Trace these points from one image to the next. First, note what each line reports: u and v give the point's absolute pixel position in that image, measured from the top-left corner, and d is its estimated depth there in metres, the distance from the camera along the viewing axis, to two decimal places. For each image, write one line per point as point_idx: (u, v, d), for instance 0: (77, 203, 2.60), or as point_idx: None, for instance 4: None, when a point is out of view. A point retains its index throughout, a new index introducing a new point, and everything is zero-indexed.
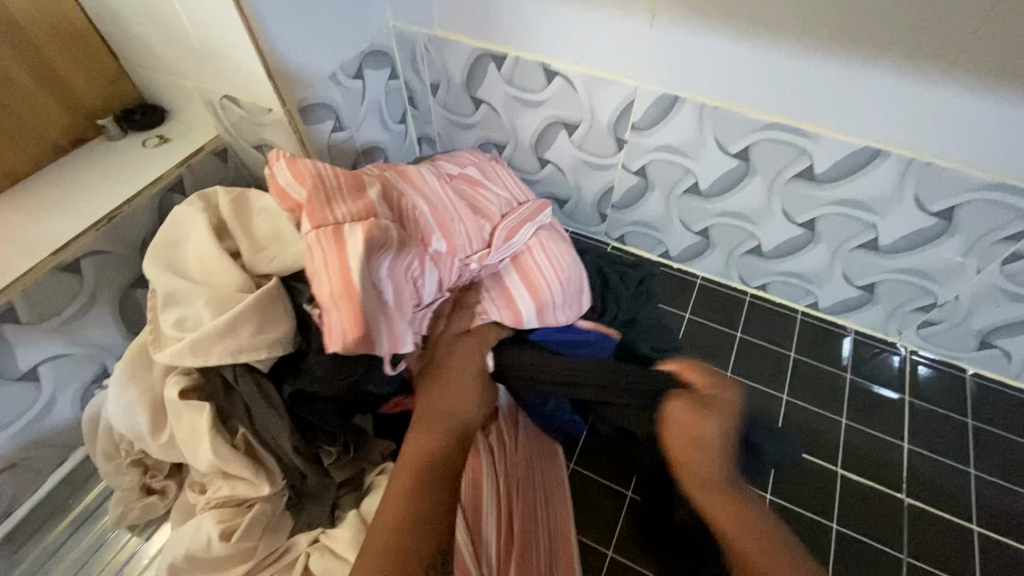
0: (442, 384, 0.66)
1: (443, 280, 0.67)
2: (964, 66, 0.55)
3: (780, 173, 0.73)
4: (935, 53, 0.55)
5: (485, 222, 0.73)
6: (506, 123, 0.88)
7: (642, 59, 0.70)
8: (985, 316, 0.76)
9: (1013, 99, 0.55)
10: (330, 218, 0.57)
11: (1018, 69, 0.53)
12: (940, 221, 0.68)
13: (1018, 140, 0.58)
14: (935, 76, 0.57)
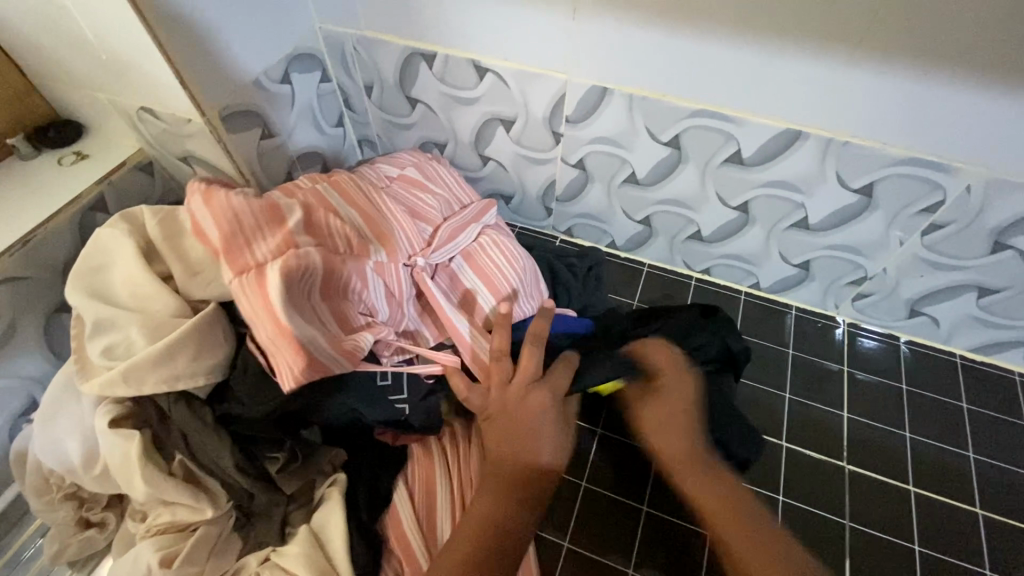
0: (510, 422, 0.63)
1: (392, 289, 0.66)
2: (866, 46, 0.57)
3: (711, 159, 0.74)
4: (839, 36, 0.57)
5: (426, 226, 0.74)
6: (444, 123, 0.88)
7: (569, 53, 0.70)
8: (912, 286, 0.79)
9: (914, 76, 0.58)
10: (251, 260, 0.57)
11: (914, 48, 0.56)
12: (862, 197, 0.70)
13: (922, 115, 0.61)
14: (841, 59, 0.59)
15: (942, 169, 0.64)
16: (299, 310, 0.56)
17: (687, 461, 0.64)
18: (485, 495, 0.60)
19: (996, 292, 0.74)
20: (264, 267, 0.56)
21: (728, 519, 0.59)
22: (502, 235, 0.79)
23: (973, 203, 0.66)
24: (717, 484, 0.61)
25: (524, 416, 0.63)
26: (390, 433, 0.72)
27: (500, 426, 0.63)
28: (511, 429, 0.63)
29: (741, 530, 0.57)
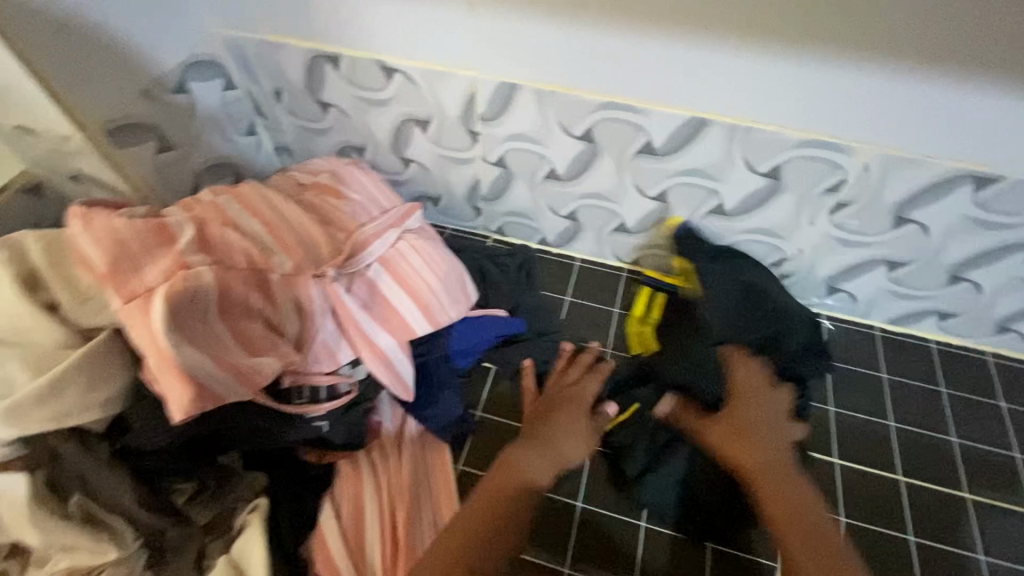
0: (546, 418, 0.70)
1: (301, 304, 0.63)
2: (753, 31, 0.59)
3: (625, 151, 0.75)
4: (723, 22, 0.59)
5: (338, 234, 0.70)
6: (359, 126, 0.85)
7: (473, 48, 0.69)
8: (828, 265, 0.80)
9: (798, 59, 0.60)
10: (138, 285, 0.53)
11: (792, 32, 0.58)
12: (770, 180, 0.71)
13: (811, 97, 0.63)
14: (731, 44, 0.61)
15: (839, 149, 0.66)
16: (190, 334, 0.54)
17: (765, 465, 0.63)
18: (522, 463, 0.64)
19: (904, 265, 0.76)
20: (151, 292, 0.53)
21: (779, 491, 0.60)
22: (423, 238, 0.76)
23: (873, 180, 0.67)
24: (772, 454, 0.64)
25: (557, 413, 0.70)
26: (316, 451, 0.69)
27: (546, 414, 0.70)
28: (563, 415, 0.70)
29: (786, 497, 0.60)
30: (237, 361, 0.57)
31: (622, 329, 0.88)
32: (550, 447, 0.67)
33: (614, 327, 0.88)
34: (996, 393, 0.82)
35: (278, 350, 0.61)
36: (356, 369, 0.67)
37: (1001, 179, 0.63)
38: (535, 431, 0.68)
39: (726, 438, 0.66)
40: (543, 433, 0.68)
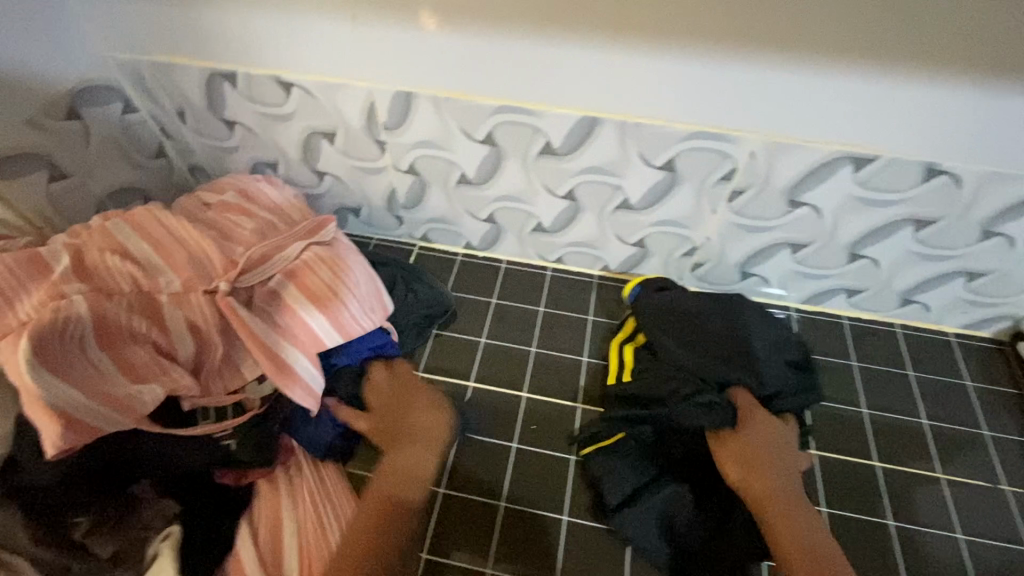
0: (409, 417, 0.71)
1: (189, 321, 0.66)
2: (623, 30, 0.61)
3: (527, 152, 0.76)
4: (595, 23, 0.61)
5: (236, 249, 0.72)
6: (268, 142, 0.84)
7: (366, 60, 0.69)
8: (736, 250, 0.83)
9: (670, 55, 0.62)
10: (13, 318, 0.56)
11: (659, 30, 0.60)
12: (666, 173, 0.74)
13: (691, 91, 0.65)
14: (606, 43, 0.62)
15: (725, 139, 0.68)
16: (63, 366, 0.56)
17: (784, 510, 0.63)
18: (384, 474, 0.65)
19: (805, 246, 0.79)
20: (23, 323, 0.56)
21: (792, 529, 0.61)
22: (332, 248, 0.77)
23: (761, 167, 0.70)
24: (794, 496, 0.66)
25: (417, 416, 0.71)
26: (233, 473, 0.69)
27: (389, 423, 0.70)
28: (401, 413, 0.71)
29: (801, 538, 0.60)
30: (118, 385, 0.59)
31: (546, 327, 0.89)
32: (399, 445, 0.68)
33: (539, 326, 0.89)
34: (903, 362, 0.85)
35: (167, 369, 0.64)
36: (261, 385, 0.69)
37: (877, 158, 0.66)
38: (395, 433, 0.69)
39: (741, 470, 0.66)
40: (402, 433, 0.69)
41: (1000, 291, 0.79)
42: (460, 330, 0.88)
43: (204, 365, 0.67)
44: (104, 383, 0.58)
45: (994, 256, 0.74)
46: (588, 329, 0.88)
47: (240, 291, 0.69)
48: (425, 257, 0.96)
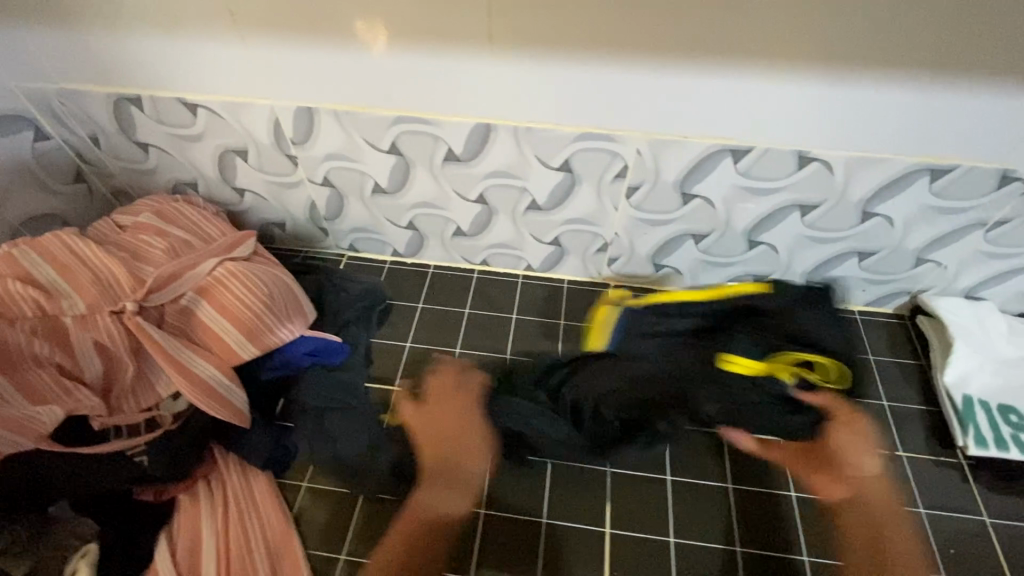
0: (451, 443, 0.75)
1: (98, 342, 0.68)
2: (499, 41, 0.64)
3: (433, 160, 0.78)
4: (471, 37, 0.64)
5: (149, 269, 0.74)
6: (184, 162, 0.86)
7: (264, 80, 0.72)
8: (644, 243, 0.86)
9: (548, 64, 0.66)
10: None
11: (533, 40, 0.63)
12: (565, 173, 0.77)
13: (572, 95, 0.68)
14: (486, 53, 0.65)
15: (611, 140, 0.72)
16: None
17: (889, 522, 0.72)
18: (434, 496, 0.71)
19: (706, 236, 0.83)
20: None
21: (865, 522, 0.71)
22: (249, 264, 0.78)
23: (649, 163, 0.74)
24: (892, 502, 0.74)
25: (457, 434, 0.76)
26: (153, 490, 0.70)
27: (439, 447, 0.75)
28: (467, 444, 0.75)
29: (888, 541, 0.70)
30: (24, 407, 0.64)
31: (470, 327, 0.91)
32: (467, 461, 0.74)
33: (464, 327, 0.91)
34: None
35: (76, 391, 0.66)
36: (176, 402, 0.71)
37: (752, 150, 0.70)
38: (445, 456, 0.74)
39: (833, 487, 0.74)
40: (447, 459, 0.74)
41: (892, 268, 0.83)
42: (386, 336, 0.90)
43: (117, 385, 0.69)
44: (12, 406, 0.64)
45: (876, 235, 0.78)
46: (512, 327, 0.90)
47: (151, 310, 0.72)
48: (352, 266, 0.98)
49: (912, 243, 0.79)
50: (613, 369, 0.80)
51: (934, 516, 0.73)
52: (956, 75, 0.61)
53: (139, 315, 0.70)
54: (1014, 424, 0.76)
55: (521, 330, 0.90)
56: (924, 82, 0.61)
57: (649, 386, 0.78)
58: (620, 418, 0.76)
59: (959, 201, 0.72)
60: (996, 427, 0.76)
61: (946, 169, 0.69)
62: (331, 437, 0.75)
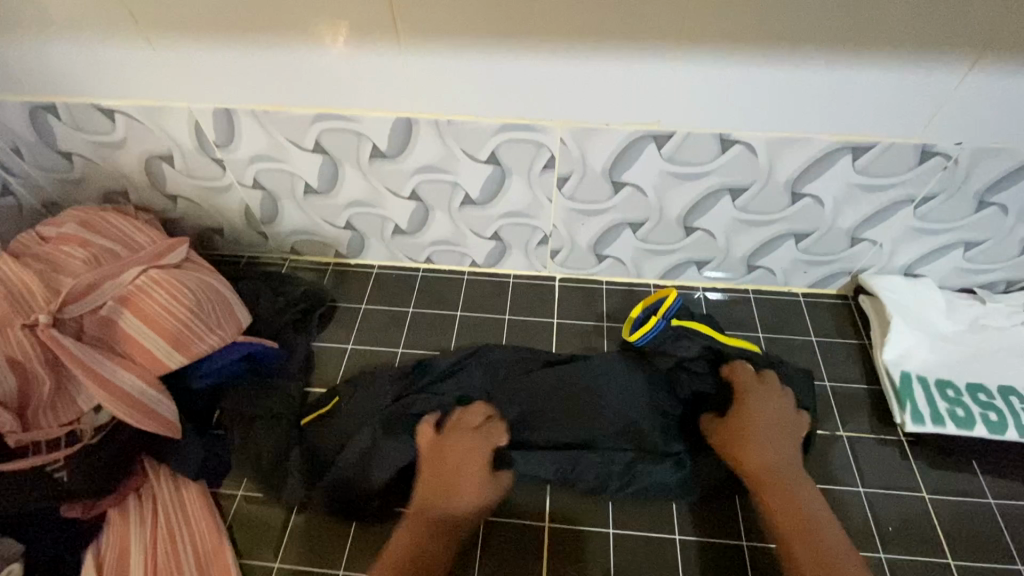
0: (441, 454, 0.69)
1: (9, 356, 0.67)
2: (406, 34, 0.64)
3: (360, 157, 0.78)
4: (377, 30, 0.64)
5: (67, 280, 0.73)
6: (110, 170, 0.84)
7: (180, 83, 0.72)
8: (584, 234, 0.85)
9: (458, 55, 0.65)
10: None
11: (440, 30, 0.63)
12: (494, 166, 0.76)
13: (487, 85, 0.68)
14: (395, 46, 0.65)
15: (534, 130, 0.71)
16: None
17: (775, 487, 0.66)
18: (436, 501, 0.66)
19: (642, 224, 0.82)
20: None
21: (786, 501, 0.65)
22: (178, 270, 0.78)
23: (574, 152, 0.73)
24: (805, 486, 0.66)
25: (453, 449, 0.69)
26: (81, 505, 0.67)
27: (445, 466, 0.68)
28: (466, 461, 0.68)
29: (819, 543, 0.61)
30: None
31: (413, 326, 0.89)
32: (473, 485, 0.67)
33: (408, 327, 0.89)
34: (756, 324, 0.88)
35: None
36: (99, 414, 0.69)
37: (673, 134, 0.70)
38: (448, 467, 0.68)
39: (731, 438, 0.69)
40: (448, 468, 0.68)
41: (829, 248, 0.83)
42: (327, 339, 0.88)
43: (33, 401, 0.67)
44: None
45: (809, 215, 0.78)
46: (456, 325, 0.89)
47: (67, 320, 0.71)
48: (295, 269, 0.96)
49: (844, 222, 0.79)
50: (549, 396, 0.75)
51: (873, 493, 0.73)
52: (866, 50, 0.60)
53: (54, 326, 0.69)
54: (950, 399, 0.76)
55: (465, 327, 0.89)
56: (830, 59, 0.62)
57: (588, 413, 0.74)
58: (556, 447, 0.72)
59: (883, 176, 0.73)
60: (932, 402, 0.76)
61: (866, 146, 0.70)
62: (258, 448, 0.72)
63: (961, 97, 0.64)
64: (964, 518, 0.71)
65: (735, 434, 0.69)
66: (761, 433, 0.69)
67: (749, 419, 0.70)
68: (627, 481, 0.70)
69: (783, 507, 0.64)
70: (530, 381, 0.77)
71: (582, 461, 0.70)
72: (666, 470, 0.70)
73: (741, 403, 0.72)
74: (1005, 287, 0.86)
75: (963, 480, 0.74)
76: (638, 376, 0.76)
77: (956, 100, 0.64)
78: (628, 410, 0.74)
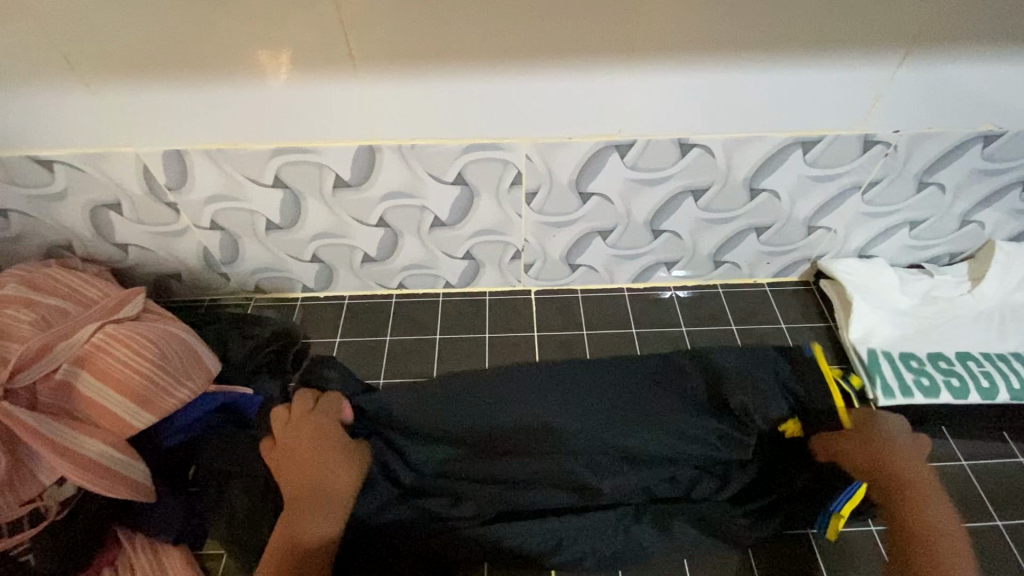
0: (308, 436, 0.67)
1: None
2: (362, 65, 0.63)
3: (323, 188, 0.76)
4: (331, 60, 0.63)
5: (14, 346, 0.68)
6: (51, 224, 0.79)
7: (124, 126, 0.68)
8: (555, 246, 0.85)
9: (417, 80, 0.65)
10: None
11: (395, 56, 0.62)
12: (461, 186, 0.76)
13: (447, 108, 0.68)
14: (352, 76, 0.64)
15: (499, 148, 0.72)
16: None
17: (922, 516, 0.59)
18: (309, 480, 0.64)
19: (612, 231, 0.83)
20: None
21: (930, 530, 0.58)
22: (138, 323, 0.74)
23: (540, 166, 0.74)
24: (949, 519, 0.59)
25: (309, 435, 0.67)
26: None
27: (297, 450, 0.66)
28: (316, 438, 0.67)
29: (934, 522, 0.59)
30: None
31: (393, 354, 0.87)
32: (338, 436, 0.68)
33: (387, 356, 0.87)
34: (727, 318, 0.91)
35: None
36: (64, 487, 0.63)
37: (635, 142, 0.72)
38: (305, 449, 0.66)
39: (869, 451, 0.65)
40: (303, 446, 0.67)
41: (789, 238, 0.87)
42: None
43: None
44: None
45: (768, 209, 0.82)
46: (435, 348, 0.88)
47: (21, 390, 0.66)
48: (260, 308, 0.92)
49: (800, 212, 0.82)
50: (524, 440, 0.71)
51: None
52: (805, 52, 0.64)
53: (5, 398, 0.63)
54: (915, 369, 0.80)
55: (445, 350, 0.87)
56: (774, 61, 0.65)
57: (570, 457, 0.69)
58: (545, 508, 0.68)
59: (832, 167, 0.77)
60: (900, 375, 0.79)
61: (815, 140, 0.73)
62: (232, 504, 0.68)
63: (894, 90, 0.69)
64: (942, 482, 0.75)
65: (881, 451, 0.64)
66: (905, 451, 0.65)
67: (876, 420, 0.68)
68: (643, 544, 0.67)
69: (925, 538, 0.58)
70: (501, 414, 0.73)
71: (602, 525, 0.66)
72: (678, 518, 0.67)
73: (872, 418, 0.69)
74: (948, 260, 0.92)
75: (936, 445, 0.78)
76: (627, 423, 0.71)
77: (890, 90, 0.69)
78: (633, 471, 0.68)
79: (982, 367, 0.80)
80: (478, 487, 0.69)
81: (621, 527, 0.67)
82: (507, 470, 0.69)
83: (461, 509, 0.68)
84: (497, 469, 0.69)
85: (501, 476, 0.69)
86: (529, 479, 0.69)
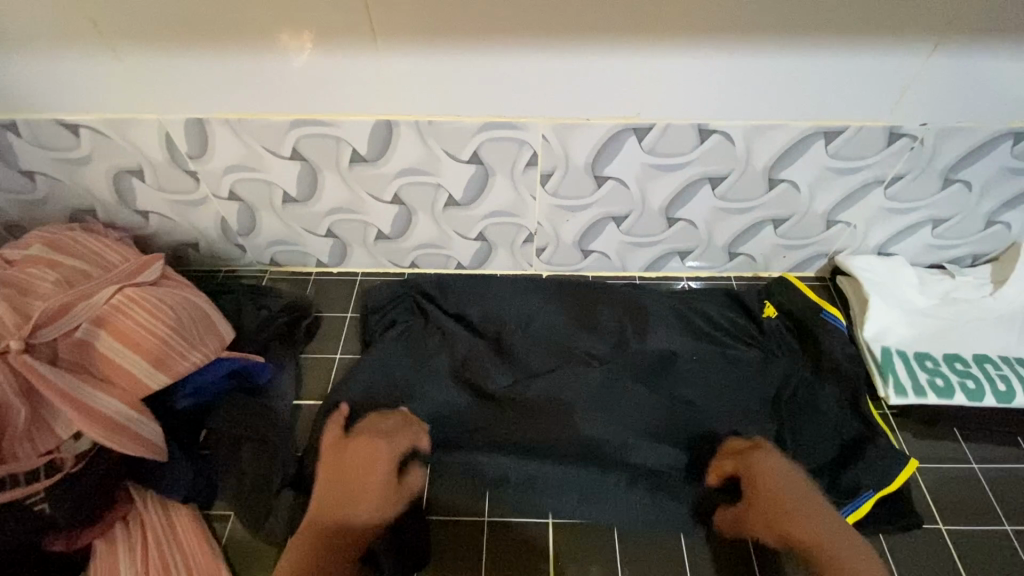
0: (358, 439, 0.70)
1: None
2: (382, 40, 0.63)
3: (340, 163, 0.77)
4: (353, 32, 0.63)
5: (37, 303, 0.70)
6: (76, 188, 0.81)
7: (148, 93, 0.70)
8: (568, 230, 0.85)
9: (437, 56, 0.65)
10: None
11: (415, 32, 0.63)
12: (477, 166, 0.76)
13: (465, 85, 0.68)
14: (373, 52, 0.65)
15: (515, 128, 0.72)
16: None
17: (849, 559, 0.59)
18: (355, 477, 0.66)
19: (626, 218, 0.83)
20: None
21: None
22: (155, 287, 0.75)
23: (557, 148, 0.74)
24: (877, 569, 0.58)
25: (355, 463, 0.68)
26: (65, 537, 0.64)
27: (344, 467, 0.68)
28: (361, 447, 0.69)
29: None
30: None
31: None
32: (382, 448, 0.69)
33: None
34: None
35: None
36: (79, 442, 0.65)
37: (653, 127, 0.71)
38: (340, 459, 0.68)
39: (763, 518, 0.65)
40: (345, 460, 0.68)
41: (807, 232, 0.85)
42: (315, 351, 0.86)
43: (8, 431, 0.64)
44: None
45: (787, 201, 0.80)
46: None
47: (41, 345, 0.68)
48: (274, 282, 0.93)
49: (820, 206, 0.81)
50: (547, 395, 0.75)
51: None
52: (832, 39, 0.62)
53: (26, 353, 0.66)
54: (930, 370, 0.79)
55: None
56: (796, 50, 0.64)
57: (570, 400, 0.75)
58: (543, 456, 0.72)
59: (854, 159, 0.75)
60: (914, 374, 0.78)
61: (838, 130, 0.72)
62: (242, 470, 0.70)
63: (923, 81, 0.67)
64: (953, 485, 0.74)
65: (783, 499, 0.64)
66: (799, 512, 0.63)
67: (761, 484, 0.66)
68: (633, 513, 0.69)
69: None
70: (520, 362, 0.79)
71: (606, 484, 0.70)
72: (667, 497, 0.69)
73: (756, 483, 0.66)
74: (971, 261, 0.90)
75: (948, 447, 0.77)
76: (632, 374, 0.77)
77: (918, 82, 0.67)
78: (643, 442, 0.72)
79: (1000, 370, 0.78)
80: (486, 440, 0.73)
81: (617, 492, 0.69)
82: (519, 423, 0.74)
83: (473, 458, 0.72)
84: (509, 418, 0.74)
85: (514, 428, 0.73)
86: (537, 424, 0.73)
